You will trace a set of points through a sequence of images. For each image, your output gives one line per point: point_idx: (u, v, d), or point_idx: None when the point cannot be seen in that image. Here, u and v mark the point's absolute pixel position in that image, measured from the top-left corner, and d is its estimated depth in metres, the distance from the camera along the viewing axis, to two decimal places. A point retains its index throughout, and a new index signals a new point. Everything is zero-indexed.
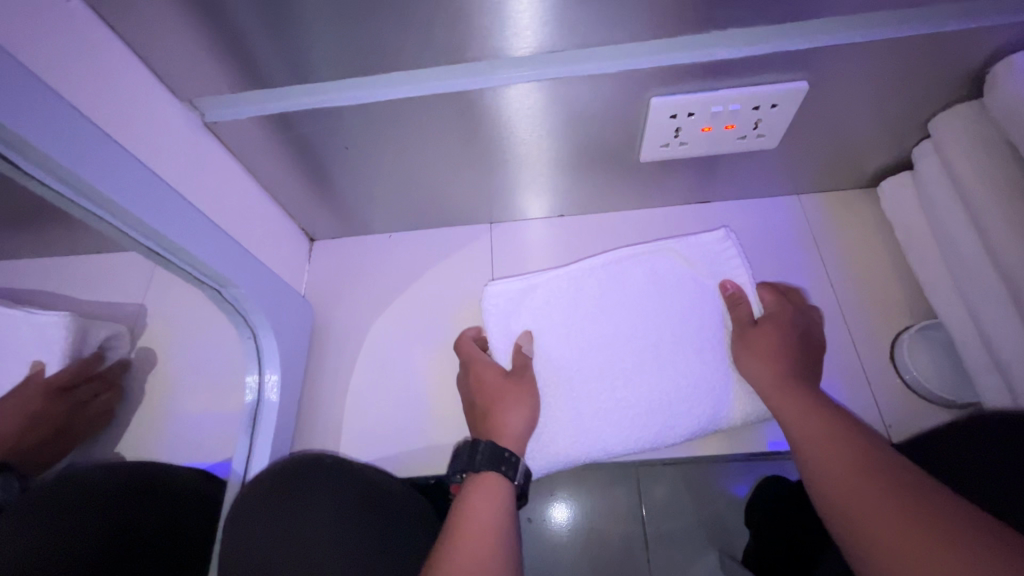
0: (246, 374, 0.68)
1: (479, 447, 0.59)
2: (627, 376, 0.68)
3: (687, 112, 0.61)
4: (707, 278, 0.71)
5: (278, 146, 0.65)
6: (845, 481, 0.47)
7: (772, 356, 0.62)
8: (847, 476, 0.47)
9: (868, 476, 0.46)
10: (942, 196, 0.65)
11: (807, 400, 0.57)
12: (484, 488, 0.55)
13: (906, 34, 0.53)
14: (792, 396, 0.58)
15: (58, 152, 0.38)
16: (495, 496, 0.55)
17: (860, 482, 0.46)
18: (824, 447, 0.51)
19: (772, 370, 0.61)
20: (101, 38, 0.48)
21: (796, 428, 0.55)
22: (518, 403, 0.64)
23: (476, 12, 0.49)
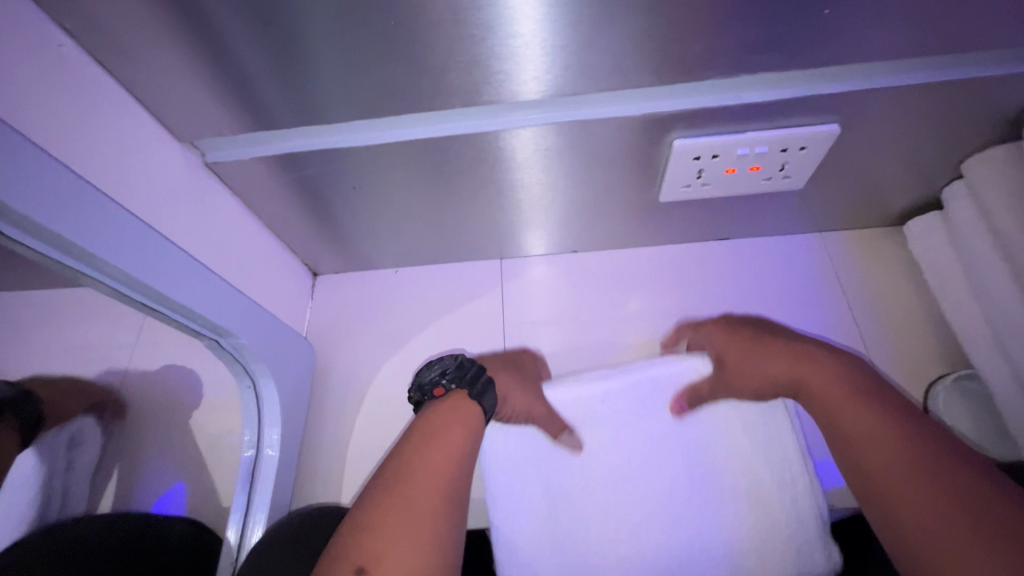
0: (244, 430, 0.63)
1: (472, 368, 0.58)
2: (650, 463, 0.59)
3: (712, 154, 0.58)
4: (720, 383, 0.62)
5: (281, 185, 0.63)
6: (870, 446, 0.48)
7: (771, 359, 0.58)
8: (870, 442, 0.48)
9: (892, 442, 0.47)
10: (977, 242, 0.62)
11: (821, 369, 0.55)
12: (450, 412, 0.55)
13: (945, 79, 0.51)
14: (810, 370, 0.55)
15: (44, 215, 0.35)
16: (463, 420, 0.55)
17: (897, 455, 0.46)
18: (843, 414, 0.51)
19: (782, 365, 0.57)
20: (97, 82, 0.45)
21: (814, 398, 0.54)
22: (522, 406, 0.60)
23: (493, 57, 0.47)
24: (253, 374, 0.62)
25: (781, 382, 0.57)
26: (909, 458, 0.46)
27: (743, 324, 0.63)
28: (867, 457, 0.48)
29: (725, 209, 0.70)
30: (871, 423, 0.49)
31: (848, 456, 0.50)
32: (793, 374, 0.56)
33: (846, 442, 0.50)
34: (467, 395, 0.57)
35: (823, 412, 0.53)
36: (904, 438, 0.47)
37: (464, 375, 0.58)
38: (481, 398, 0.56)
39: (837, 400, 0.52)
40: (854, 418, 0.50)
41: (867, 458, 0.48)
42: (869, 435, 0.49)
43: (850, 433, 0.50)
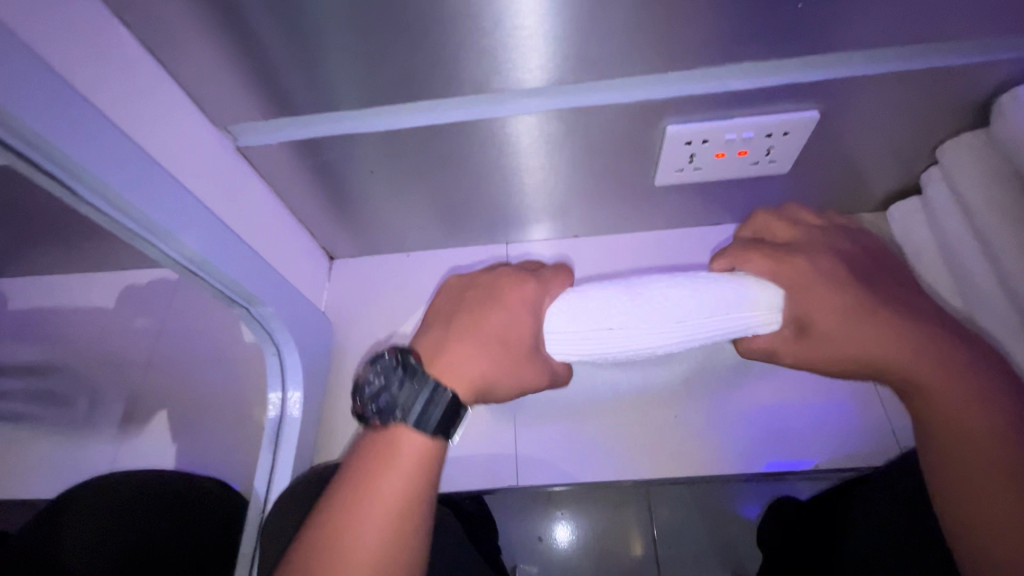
0: (269, 392, 0.68)
1: (432, 383, 0.46)
2: None
3: (702, 139, 0.63)
4: None
5: (304, 169, 0.68)
6: (980, 454, 0.41)
7: (858, 321, 0.45)
8: (980, 452, 0.41)
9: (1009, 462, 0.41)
10: (953, 222, 0.66)
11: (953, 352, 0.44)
12: (394, 455, 0.45)
13: (915, 68, 0.55)
14: (937, 351, 0.44)
15: (107, 175, 0.41)
16: (409, 462, 0.45)
17: (1005, 457, 0.41)
18: (961, 410, 0.43)
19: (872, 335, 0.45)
20: (147, 70, 0.51)
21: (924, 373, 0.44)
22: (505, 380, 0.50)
23: (502, 47, 0.52)
24: (277, 341, 0.67)
25: (872, 360, 0.45)
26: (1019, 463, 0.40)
27: (819, 250, 0.50)
28: (973, 467, 0.41)
29: (717, 194, 0.75)
30: (982, 424, 0.42)
31: (949, 453, 0.42)
32: (893, 356, 0.44)
33: (953, 439, 0.42)
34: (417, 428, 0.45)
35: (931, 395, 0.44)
36: (1010, 437, 0.41)
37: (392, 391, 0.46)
38: (434, 428, 0.45)
39: (938, 380, 0.43)
40: (957, 410, 0.43)
41: (973, 468, 0.41)
42: (985, 443, 0.41)
43: (952, 424, 0.42)
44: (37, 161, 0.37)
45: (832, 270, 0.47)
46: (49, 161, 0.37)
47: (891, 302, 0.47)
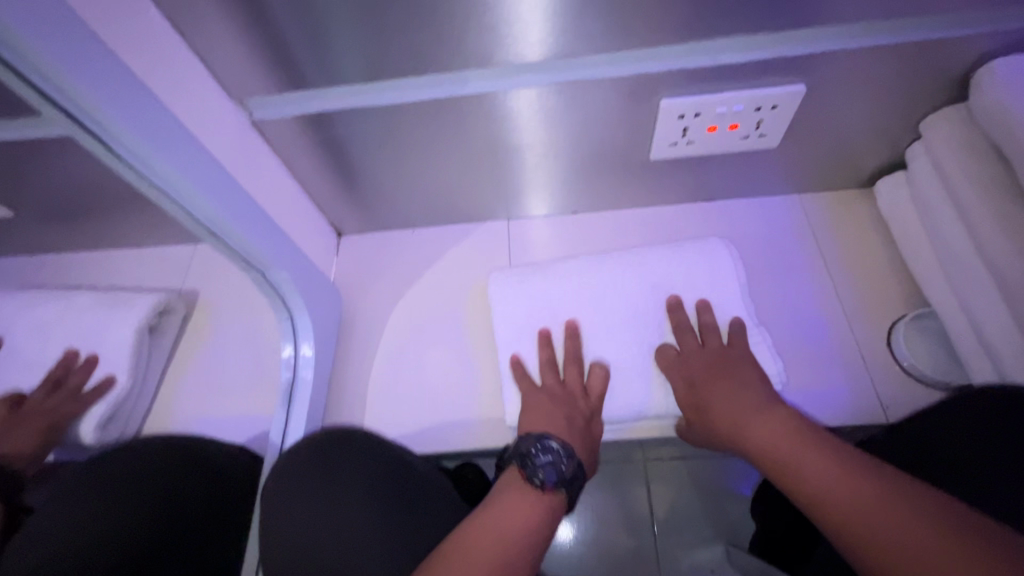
0: (282, 347, 0.72)
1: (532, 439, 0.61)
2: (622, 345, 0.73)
3: (694, 113, 0.66)
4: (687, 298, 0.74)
5: (315, 144, 0.71)
6: (845, 497, 0.47)
7: (752, 413, 0.58)
8: (838, 492, 0.47)
9: (873, 491, 0.46)
10: (934, 194, 0.69)
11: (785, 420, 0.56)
12: (501, 502, 0.57)
13: (896, 41, 0.58)
14: (780, 426, 0.55)
15: (138, 133, 0.44)
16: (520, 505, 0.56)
17: (858, 494, 0.46)
18: (812, 467, 0.50)
19: (765, 421, 0.57)
20: (169, 41, 0.54)
21: (782, 448, 0.53)
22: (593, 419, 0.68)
23: (504, 21, 0.55)
24: (289, 307, 0.71)
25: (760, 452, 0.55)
26: (869, 491, 0.46)
27: (725, 399, 0.61)
28: (850, 510, 0.46)
29: (710, 169, 0.78)
30: (829, 476, 0.49)
31: (826, 508, 0.47)
32: (742, 426, 0.58)
33: (820, 498, 0.48)
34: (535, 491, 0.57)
35: (791, 464, 0.52)
36: (857, 473, 0.48)
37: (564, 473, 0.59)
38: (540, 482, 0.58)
39: (794, 456, 0.52)
40: (816, 472, 0.50)
41: (849, 510, 0.46)
42: (840, 488, 0.47)
43: (813, 488, 0.49)
44: (83, 122, 0.41)
45: (725, 398, 0.61)
46: (93, 123, 0.41)
47: (742, 395, 0.60)
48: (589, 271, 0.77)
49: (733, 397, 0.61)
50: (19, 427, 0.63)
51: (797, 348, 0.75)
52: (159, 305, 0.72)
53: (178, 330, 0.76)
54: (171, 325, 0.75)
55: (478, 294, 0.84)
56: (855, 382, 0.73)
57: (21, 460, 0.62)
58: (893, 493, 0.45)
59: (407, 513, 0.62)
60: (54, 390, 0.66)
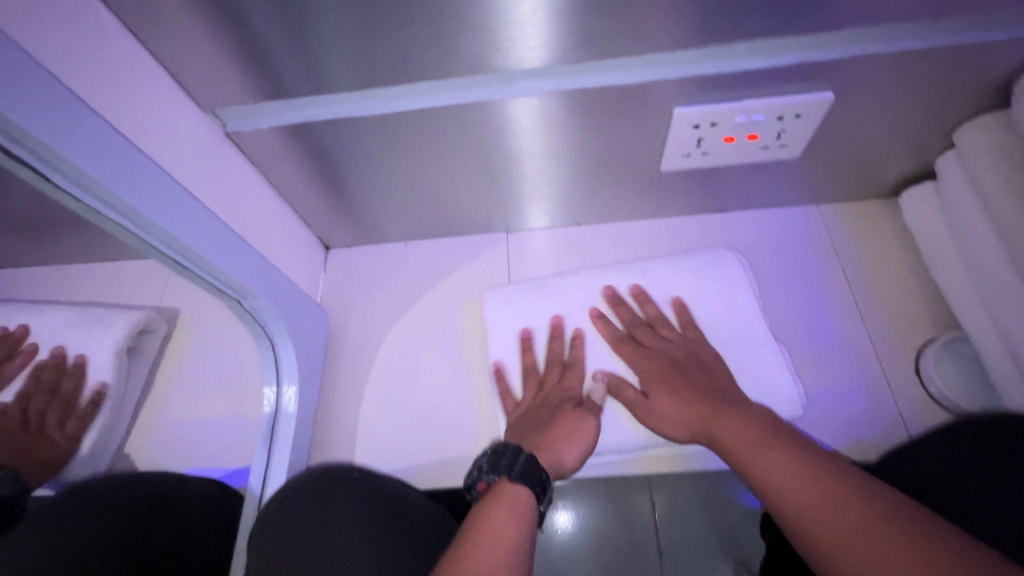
0: (264, 386, 0.67)
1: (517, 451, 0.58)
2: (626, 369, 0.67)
3: (710, 122, 0.61)
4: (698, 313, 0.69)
5: (296, 155, 0.65)
6: (796, 486, 0.46)
7: (683, 399, 0.59)
8: (790, 479, 0.47)
9: (825, 479, 0.46)
10: (968, 208, 0.64)
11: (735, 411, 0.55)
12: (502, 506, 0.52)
13: (935, 45, 0.53)
14: (722, 414, 0.55)
15: (86, 163, 0.38)
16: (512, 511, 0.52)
17: (822, 490, 0.45)
18: (762, 456, 0.50)
19: (687, 405, 0.58)
20: (126, 47, 0.48)
21: (733, 438, 0.53)
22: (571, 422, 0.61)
23: (501, 24, 0.49)
24: (271, 334, 0.65)
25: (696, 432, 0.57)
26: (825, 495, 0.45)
27: (667, 402, 0.60)
28: (800, 498, 0.45)
29: (724, 179, 0.73)
30: (780, 466, 0.48)
31: (778, 495, 0.47)
32: (701, 421, 0.57)
33: (773, 486, 0.48)
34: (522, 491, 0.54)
35: (744, 453, 0.51)
36: (814, 476, 0.47)
37: (503, 463, 0.57)
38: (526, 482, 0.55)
39: (749, 454, 0.51)
40: (772, 470, 0.48)
41: (799, 499, 0.45)
42: (790, 476, 0.47)
43: (766, 483, 0.48)
44: (7, 148, 0.35)
45: (672, 399, 0.60)
46: (20, 147, 0.35)
47: (698, 393, 0.59)
48: (593, 289, 0.72)
49: (682, 395, 0.59)
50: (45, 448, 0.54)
51: (817, 372, 0.70)
52: (135, 325, 0.59)
53: (132, 343, 0.61)
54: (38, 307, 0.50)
55: (475, 312, 0.78)
56: (879, 410, 0.68)
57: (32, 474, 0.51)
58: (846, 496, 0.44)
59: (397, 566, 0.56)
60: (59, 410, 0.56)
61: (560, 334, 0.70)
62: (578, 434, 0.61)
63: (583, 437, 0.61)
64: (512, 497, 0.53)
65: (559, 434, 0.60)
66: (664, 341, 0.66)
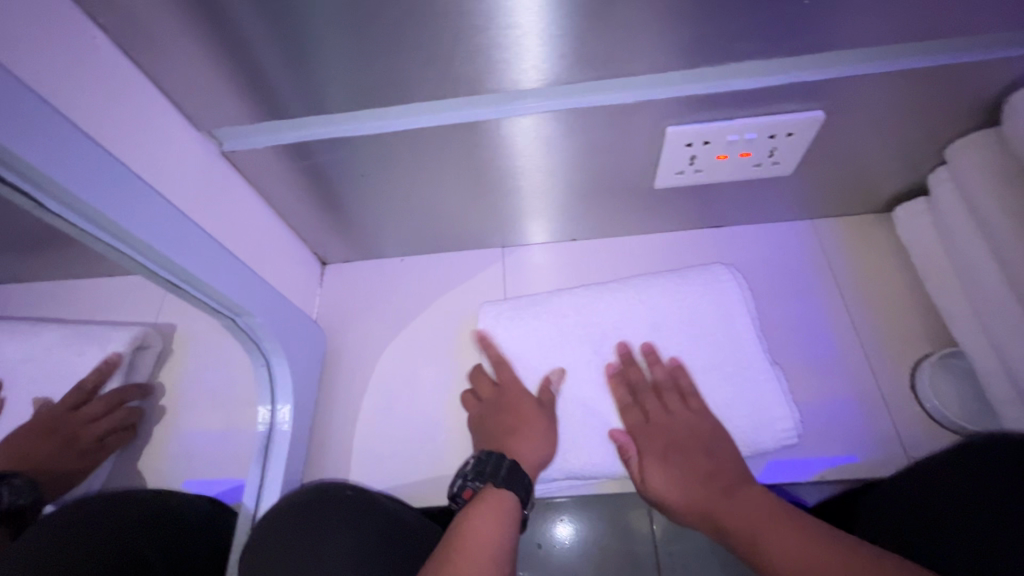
0: (258, 406, 0.67)
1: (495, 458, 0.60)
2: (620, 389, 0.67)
3: (703, 140, 0.61)
4: (692, 327, 0.69)
5: (292, 174, 0.66)
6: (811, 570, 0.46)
7: (681, 477, 0.59)
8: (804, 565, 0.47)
9: (832, 557, 0.46)
10: (960, 225, 0.64)
11: (731, 494, 0.56)
12: (486, 509, 0.56)
13: (923, 66, 0.53)
14: (721, 498, 0.56)
15: (85, 191, 0.39)
16: (497, 511, 0.56)
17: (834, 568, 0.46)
18: (770, 543, 0.50)
19: (683, 485, 0.58)
20: (123, 71, 0.49)
21: (737, 524, 0.53)
22: (534, 420, 0.65)
23: (493, 48, 0.50)
24: (266, 353, 0.65)
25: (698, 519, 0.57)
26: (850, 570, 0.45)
27: (672, 482, 0.59)
28: None
29: (719, 196, 0.73)
30: (788, 550, 0.49)
31: None
32: (710, 506, 0.56)
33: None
34: (504, 493, 0.57)
35: (751, 541, 0.51)
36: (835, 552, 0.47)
37: (486, 471, 0.59)
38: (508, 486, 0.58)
39: (757, 537, 0.51)
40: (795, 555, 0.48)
41: None
42: (802, 560, 0.47)
43: (780, 567, 0.48)
44: None
45: (677, 478, 0.59)
46: (6, 170, 0.35)
47: (693, 473, 0.59)
48: (588, 308, 0.72)
49: (685, 476, 0.59)
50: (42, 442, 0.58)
51: (813, 388, 0.70)
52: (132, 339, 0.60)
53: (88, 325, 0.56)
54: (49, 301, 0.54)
55: (472, 327, 0.79)
56: (876, 426, 0.67)
57: (39, 473, 0.56)
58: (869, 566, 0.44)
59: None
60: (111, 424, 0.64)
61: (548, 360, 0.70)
62: (542, 430, 0.64)
63: (549, 432, 0.64)
64: (500, 505, 0.56)
65: (524, 435, 0.63)
66: (665, 412, 0.64)
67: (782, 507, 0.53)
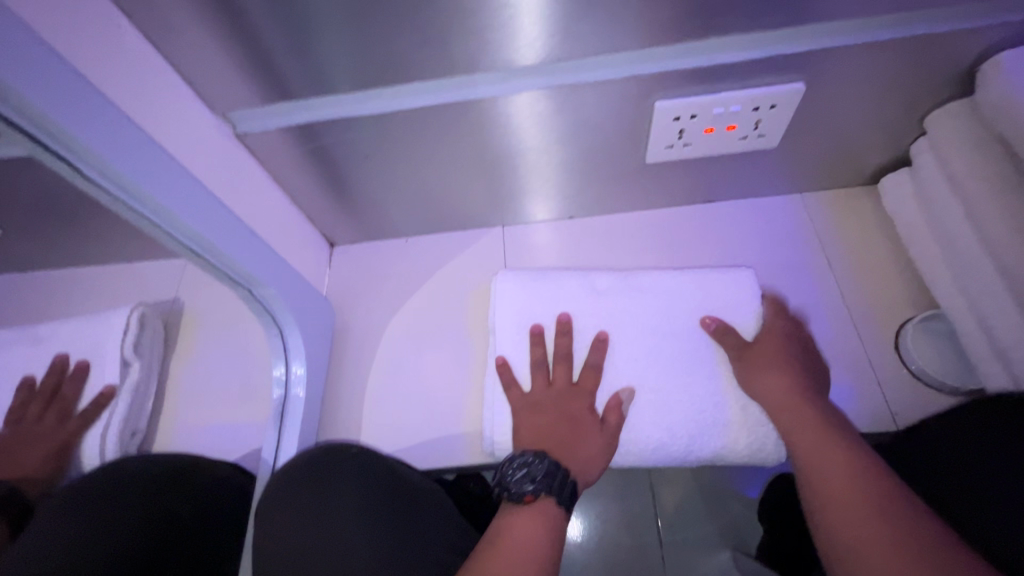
0: (273, 367, 0.72)
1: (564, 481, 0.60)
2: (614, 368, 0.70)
3: (690, 114, 0.65)
4: (627, 301, 0.73)
5: (302, 157, 0.70)
6: (832, 482, 0.53)
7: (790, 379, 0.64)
8: (831, 474, 0.53)
9: (858, 486, 0.51)
10: (940, 193, 0.67)
11: (810, 414, 0.60)
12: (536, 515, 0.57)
13: (896, 36, 0.56)
14: (797, 409, 0.61)
15: (113, 157, 0.42)
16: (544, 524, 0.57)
17: (848, 492, 0.51)
18: (813, 451, 0.56)
19: (784, 384, 0.63)
20: (143, 54, 0.52)
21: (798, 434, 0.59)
22: (594, 445, 0.65)
23: (489, 26, 0.53)
24: (280, 324, 0.70)
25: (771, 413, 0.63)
26: (861, 502, 0.50)
27: (781, 386, 0.63)
28: (827, 492, 0.52)
29: (708, 170, 0.77)
30: (830, 461, 0.54)
31: (813, 476, 0.55)
32: (780, 406, 0.62)
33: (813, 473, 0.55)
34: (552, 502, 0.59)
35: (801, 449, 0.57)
36: (858, 481, 0.52)
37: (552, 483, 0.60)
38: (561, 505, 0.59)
39: (810, 444, 0.57)
40: (823, 455, 0.55)
41: (826, 492, 0.53)
42: (828, 471, 0.54)
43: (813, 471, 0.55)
44: (35, 136, 0.38)
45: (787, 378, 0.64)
46: (45, 135, 0.38)
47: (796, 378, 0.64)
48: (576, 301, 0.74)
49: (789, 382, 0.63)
50: (29, 447, 0.55)
51: None
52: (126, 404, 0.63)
53: (161, 349, 0.67)
54: (151, 345, 0.65)
55: (487, 290, 0.83)
56: (862, 387, 0.71)
57: (32, 486, 0.54)
58: (877, 500, 0.49)
59: (396, 523, 0.60)
60: (42, 400, 0.56)
61: (541, 339, 0.71)
62: (595, 443, 0.65)
63: (606, 443, 0.65)
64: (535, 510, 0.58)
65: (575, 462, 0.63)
66: (776, 342, 0.68)
67: (852, 441, 0.56)
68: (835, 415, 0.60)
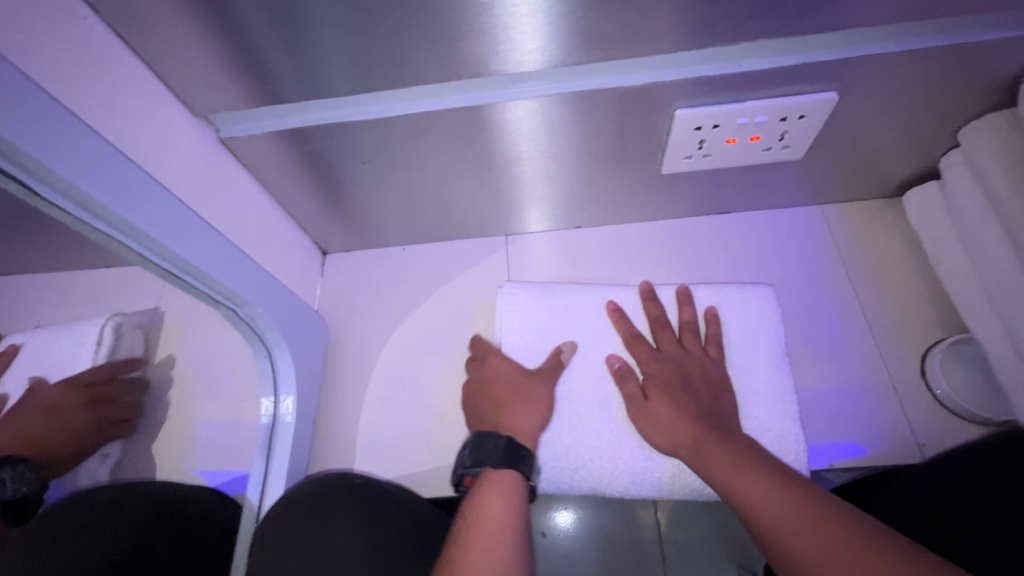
0: (261, 397, 0.69)
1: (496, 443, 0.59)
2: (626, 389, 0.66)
3: (713, 124, 0.60)
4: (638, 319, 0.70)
5: (292, 163, 0.65)
6: (783, 514, 0.47)
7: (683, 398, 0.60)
8: (776, 508, 0.47)
9: (806, 512, 0.46)
10: (974, 209, 0.63)
11: (721, 440, 0.55)
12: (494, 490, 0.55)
13: (939, 45, 0.52)
14: (708, 438, 0.56)
15: (79, 178, 0.37)
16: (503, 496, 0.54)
17: (802, 519, 0.46)
18: (744, 484, 0.51)
19: (677, 407, 0.59)
20: (114, 52, 0.47)
21: (720, 467, 0.53)
22: (529, 403, 0.63)
23: (499, 27, 0.48)
24: (268, 344, 0.67)
25: (681, 447, 0.58)
26: (818, 525, 0.45)
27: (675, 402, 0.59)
28: (783, 527, 0.46)
29: (725, 180, 0.72)
30: (765, 490, 0.49)
31: (760, 512, 0.48)
32: (689, 439, 0.56)
33: (760, 512, 0.48)
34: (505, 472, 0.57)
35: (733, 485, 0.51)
36: (803, 505, 0.47)
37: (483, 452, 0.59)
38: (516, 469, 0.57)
39: (734, 474, 0.52)
40: (744, 486, 0.50)
41: (783, 527, 0.46)
42: (771, 501, 0.48)
43: (755, 506, 0.49)
44: None
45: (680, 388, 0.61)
46: None
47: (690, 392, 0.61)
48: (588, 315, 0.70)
49: (681, 408, 0.59)
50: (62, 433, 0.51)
51: (826, 376, 0.70)
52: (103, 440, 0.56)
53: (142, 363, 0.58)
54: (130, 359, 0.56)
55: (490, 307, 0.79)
56: (886, 413, 0.67)
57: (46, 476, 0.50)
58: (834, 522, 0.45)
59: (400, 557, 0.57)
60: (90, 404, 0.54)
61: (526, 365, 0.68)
62: (531, 403, 0.63)
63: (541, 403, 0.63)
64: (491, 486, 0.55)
65: (508, 417, 0.62)
66: (677, 346, 0.66)
67: (772, 465, 0.52)
68: (743, 438, 0.56)
